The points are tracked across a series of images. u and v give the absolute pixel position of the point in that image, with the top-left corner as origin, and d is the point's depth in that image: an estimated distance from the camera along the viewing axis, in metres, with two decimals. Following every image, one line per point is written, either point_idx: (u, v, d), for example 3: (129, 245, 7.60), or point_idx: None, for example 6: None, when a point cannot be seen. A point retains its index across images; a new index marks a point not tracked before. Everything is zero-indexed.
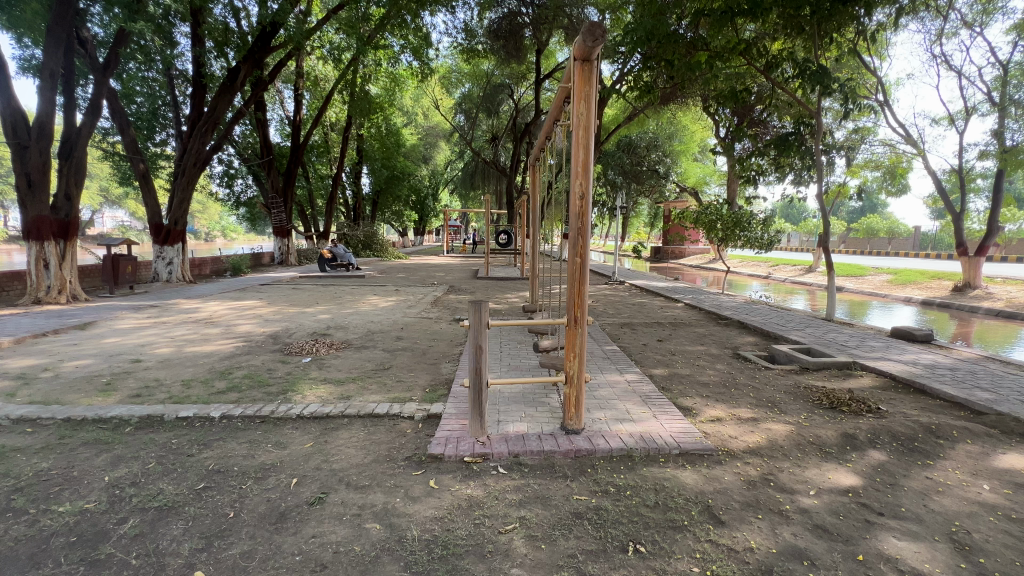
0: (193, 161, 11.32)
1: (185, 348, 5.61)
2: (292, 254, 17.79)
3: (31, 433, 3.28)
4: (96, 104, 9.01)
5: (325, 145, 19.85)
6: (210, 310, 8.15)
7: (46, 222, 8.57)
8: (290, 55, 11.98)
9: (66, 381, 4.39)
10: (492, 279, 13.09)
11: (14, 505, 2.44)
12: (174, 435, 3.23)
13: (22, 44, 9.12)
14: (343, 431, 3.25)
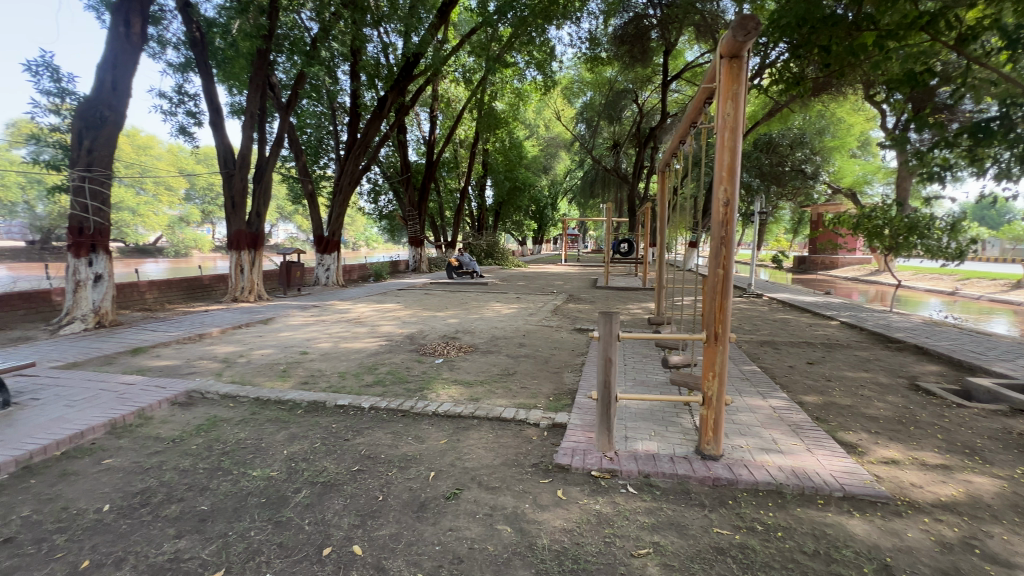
0: (349, 181, 13.00)
1: (340, 343, 6.43)
2: (424, 261, 19.37)
3: (232, 407, 4.03)
4: (280, 137, 10.84)
5: (455, 160, 21.39)
6: (358, 311, 9.24)
7: (243, 235, 10.51)
8: (428, 82, 13.12)
9: (255, 366, 5.33)
10: (613, 289, 12.80)
11: (223, 465, 3.00)
12: (334, 420, 3.71)
13: (232, 94, 11.40)
14: (473, 431, 3.42)
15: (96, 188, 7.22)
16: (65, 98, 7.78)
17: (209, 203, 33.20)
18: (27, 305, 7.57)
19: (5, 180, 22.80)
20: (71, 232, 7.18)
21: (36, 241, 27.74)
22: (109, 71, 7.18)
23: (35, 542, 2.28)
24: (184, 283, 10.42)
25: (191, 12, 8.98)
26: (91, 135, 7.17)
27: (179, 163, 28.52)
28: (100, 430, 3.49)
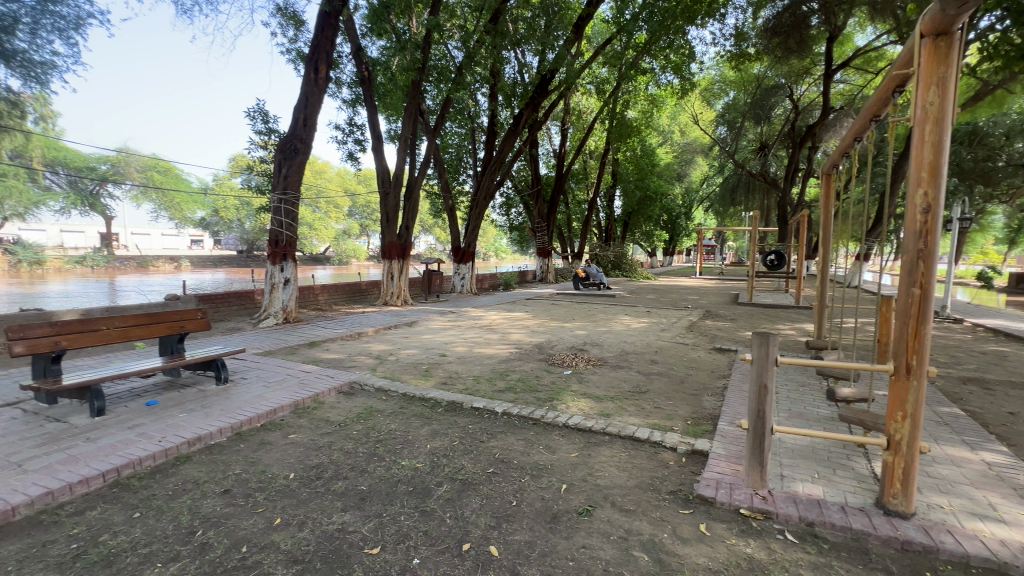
0: (484, 195, 13.82)
1: (474, 348, 6.82)
2: (551, 272, 19.69)
3: (385, 399, 4.52)
4: (427, 158, 11.97)
5: (584, 172, 21.45)
6: (490, 318, 9.72)
7: (394, 246, 11.81)
8: (562, 96, 13.37)
9: (403, 364, 5.92)
10: (758, 306, 11.53)
11: (378, 451, 3.38)
12: (470, 421, 3.92)
13: (390, 122, 12.97)
14: (605, 447, 3.34)
15: (289, 208, 8.79)
16: (271, 135, 9.62)
17: (367, 218, 38.10)
18: (238, 302, 9.45)
19: (227, 202, 29.01)
20: (270, 243, 8.82)
21: (245, 250, 34.70)
22: (302, 110, 8.68)
23: (244, 496, 2.80)
24: (346, 287, 12.07)
25: (361, 55, 10.44)
26: (286, 164, 8.73)
27: (346, 185, 33.28)
28: (286, 409, 4.19)
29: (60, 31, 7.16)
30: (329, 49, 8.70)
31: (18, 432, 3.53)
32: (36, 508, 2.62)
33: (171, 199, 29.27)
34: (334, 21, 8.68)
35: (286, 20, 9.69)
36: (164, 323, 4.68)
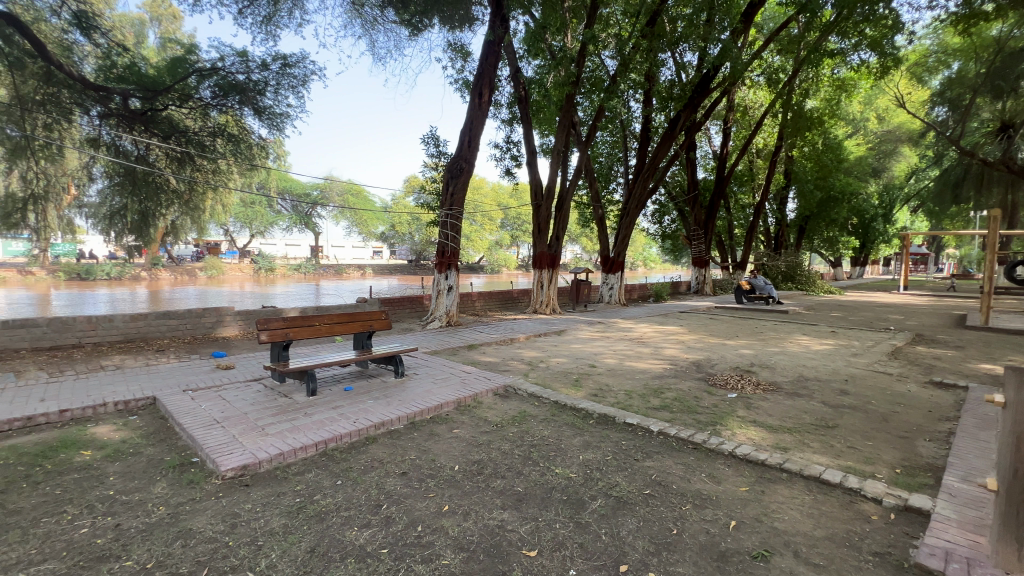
0: (636, 203, 13.41)
1: (625, 361, 6.62)
2: (708, 283, 18.16)
3: (538, 405, 4.65)
4: (579, 168, 12.10)
5: (749, 173, 19.41)
6: (641, 331, 9.34)
7: (544, 256, 12.18)
8: (726, 92, 12.29)
9: (553, 372, 6.04)
10: (998, 332, 8.97)
11: (533, 456, 3.49)
12: (623, 437, 3.81)
13: (543, 137, 13.50)
14: (783, 486, 2.93)
15: (454, 222, 9.72)
16: (440, 157, 10.80)
17: (518, 229, 40.01)
18: (411, 305, 10.76)
19: (402, 218, 33.36)
20: (437, 254, 9.84)
21: (415, 260, 39.45)
22: (467, 133, 9.54)
23: (418, 480, 3.14)
24: (500, 295, 12.84)
25: (519, 76, 11.10)
26: (453, 183, 9.67)
27: (499, 199, 35.51)
28: (451, 405, 4.60)
29: (293, 87, 9.03)
30: (492, 74, 9.43)
31: (261, 402, 4.53)
32: (273, 464, 3.32)
33: (360, 217, 34.82)
34: (497, 49, 9.40)
35: (456, 55, 10.82)
36: (357, 321, 5.54)
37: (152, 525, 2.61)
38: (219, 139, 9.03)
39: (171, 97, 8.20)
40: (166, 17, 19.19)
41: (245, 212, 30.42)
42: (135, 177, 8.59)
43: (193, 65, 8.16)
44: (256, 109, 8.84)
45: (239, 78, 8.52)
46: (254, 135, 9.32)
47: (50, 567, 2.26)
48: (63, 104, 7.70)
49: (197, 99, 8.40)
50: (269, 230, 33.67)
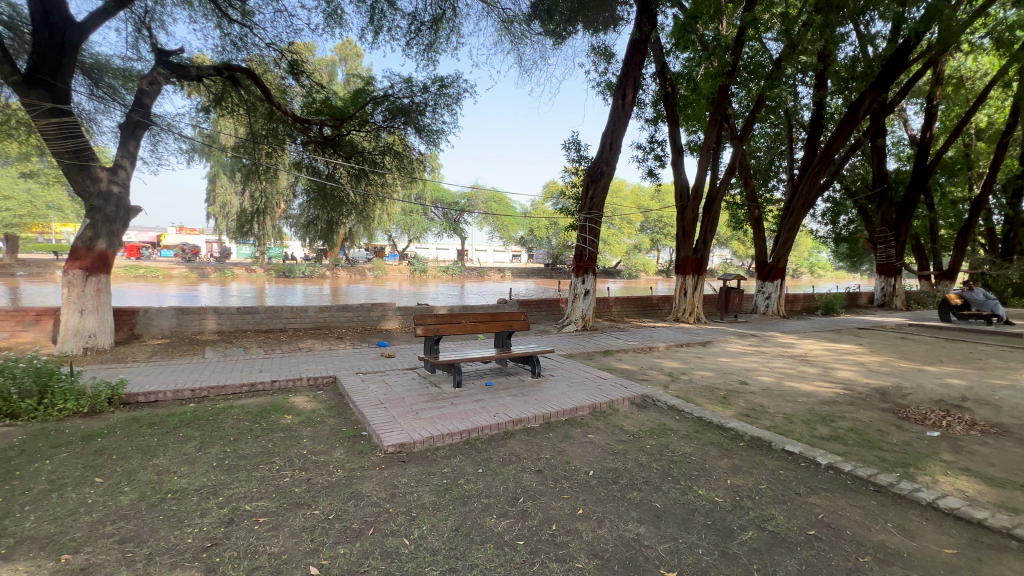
0: (802, 202, 11.77)
1: (783, 381, 5.84)
2: (897, 296, 15.10)
3: (679, 420, 4.36)
4: (732, 166, 11.07)
5: (963, 160, 15.63)
6: (805, 349, 8.14)
7: (689, 260, 11.41)
8: (931, 64, 10.10)
9: (697, 386, 5.60)
10: None
11: (673, 472, 3.29)
12: (781, 466, 3.37)
13: (691, 134, 12.66)
14: (1012, 559, 2.29)
15: (593, 226, 9.68)
16: (580, 162, 10.85)
17: (658, 232, 38.04)
18: (547, 307, 11.02)
19: (541, 222, 34.30)
20: (575, 258, 9.89)
21: (551, 264, 40.28)
22: (609, 136, 9.43)
23: (553, 480, 3.20)
24: (638, 301, 12.39)
25: (665, 72, 10.58)
26: (593, 186, 9.63)
27: (639, 201, 34.23)
28: (586, 410, 4.58)
29: (448, 105, 9.94)
30: (636, 73, 9.18)
31: (416, 389, 5.08)
32: (425, 446, 3.69)
33: (502, 223, 36.83)
34: (643, 47, 9.14)
35: (599, 58, 10.79)
36: (498, 321, 5.84)
37: (332, 483, 3.11)
38: (388, 157, 10.34)
39: (353, 123, 9.66)
40: (352, 57, 22.68)
41: (406, 220, 34.41)
42: (325, 192, 10.31)
43: (370, 94, 9.50)
44: (418, 127, 9.95)
45: (404, 102, 9.69)
46: (414, 151, 10.50)
47: (263, 503, 2.84)
48: (280, 135, 9.64)
49: (372, 124, 9.77)
50: (424, 235, 37.54)
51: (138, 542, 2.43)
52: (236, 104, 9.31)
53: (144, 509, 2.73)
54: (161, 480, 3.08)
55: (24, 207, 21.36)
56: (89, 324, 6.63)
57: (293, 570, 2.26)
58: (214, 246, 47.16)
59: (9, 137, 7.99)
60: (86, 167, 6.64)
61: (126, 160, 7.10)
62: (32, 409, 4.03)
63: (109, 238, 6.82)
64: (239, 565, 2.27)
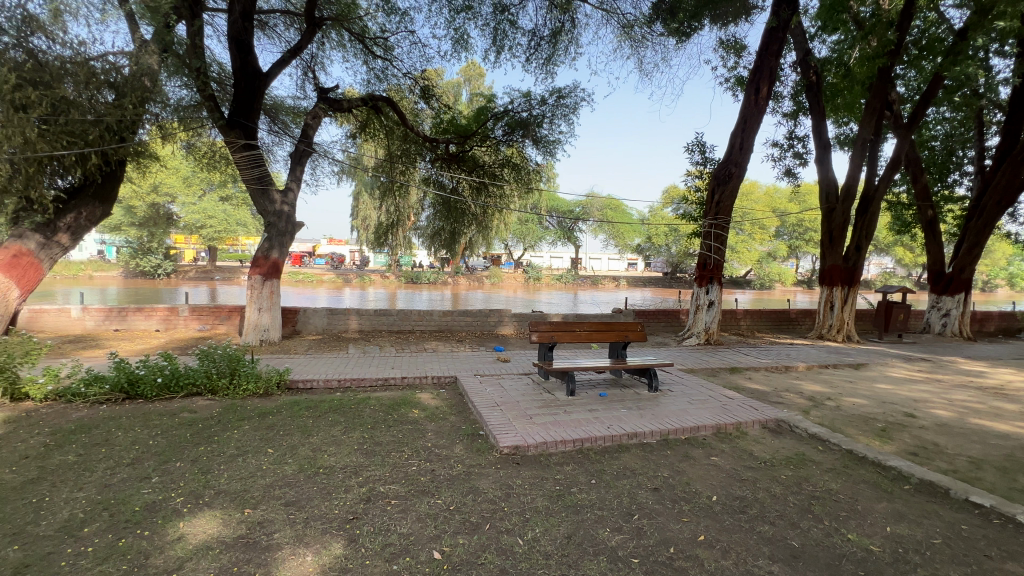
0: (997, 199, 9.63)
1: (967, 417, 4.79)
2: None
3: (822, 452, 3.84)
4: (897, 160, 9.48)
5: None
6: (1000, 379, 6.59)
7: (837, 270, 10.01)
8: None
9: (847, 415, 4.86)
10: None
11: (814, 509, 2.91)
12: (963, 520, 2.78)
13: (840, 126, 11.11)
14: None
15: (719, 232, 8.99)
16: (705, 164, 10.19)
17: (797, 238, 33.86)
18: (666, 318, 10.50)
19: (659, 229, 32.77)
20: (698, 267, 9.28)
21: (671, 273, 38.22)
22: (738, 135, 8.73)
23: (671, 500, 3.04)
24: (773, 314, 11.17)
25: (809, 59, 9.47)
26: (719, 191, 8.95)
27: (774, 203, 30.86)
28: (709, 430, 4.25)
29: (565, 115, 10.07)
30: (773, 65, 8.39)
31: (530, 394, 5.20)
32: (539, 451, 3.75)
33: (618, 230, 36.00)
34: (781, 35, 8.31)
35: (728, 51, 10.04)
36: (612, 331, 5.71)
37: (452, 477, 3.32)
38: (506, 169, 10.79)
39: (475, 139, 10.27)
40: (475, 76, 24.12)
41: (522, 228, 35.41)
42: (449, 205, 11.10)
43: (491, 111, 10.02)
44: (535, 139, 10.24)
45: (523, 115, 10.05)
46: (531, 162, 10.83)
47: (394, 487, 3.14)
48: (412, 154, 10.61)
49: (492, 139, 10.29)
50: (538, 244, 38.29)
51: (297, 507, 2.86)
52: (378, 129, 10.59)
53: (302, 480, 3.21)
54: (315, 456, 3.59)
55: (220, 224, 26.24)
56: (264, 320, 7.98)
57: (419, 551, 2.47)
58: (357, 254, 53.40)
59: (215, 169, 10.04)
60: (266, 191, 8.07)
61: (294, 183, 8.44)
62: (226, 386, 4.99)
63: (281, 249, 8.12)
64: (375, 540, 2.55)
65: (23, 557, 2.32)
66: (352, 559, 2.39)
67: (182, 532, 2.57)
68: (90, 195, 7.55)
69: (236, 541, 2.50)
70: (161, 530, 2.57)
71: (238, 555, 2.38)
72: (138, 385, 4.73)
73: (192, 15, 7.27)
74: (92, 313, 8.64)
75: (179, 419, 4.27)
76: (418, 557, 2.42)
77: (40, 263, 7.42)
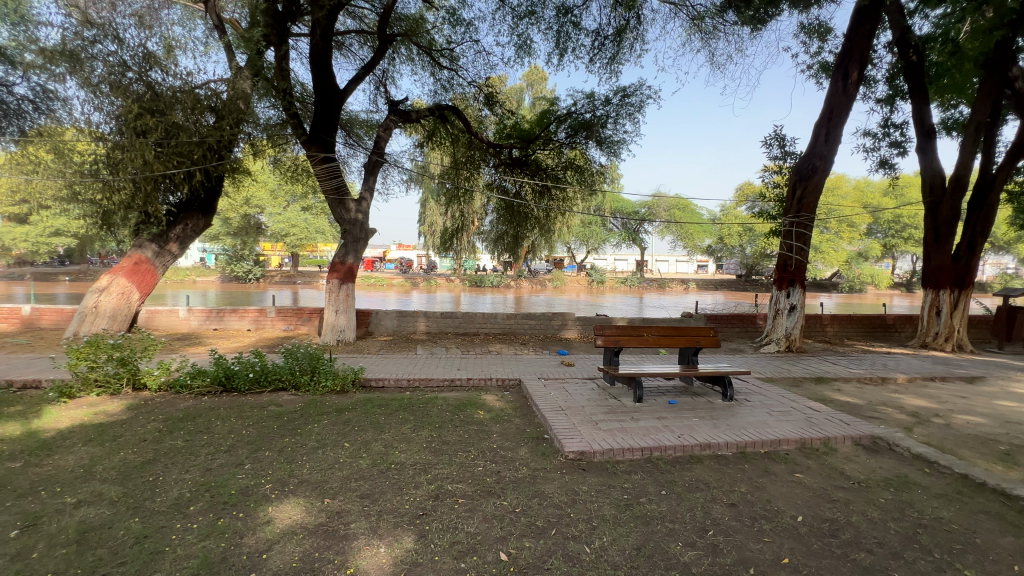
0: None
1: None
2: None
3: (930, 475, 3.42)
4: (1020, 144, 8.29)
5: None
6: None
7: (945, 271, 8.94)
8: None
9: (960, 435, 4.29)
10: None
11: (921, 540, 2.59)
12: None
13: (948, 109, 9.90)
14: None
15: (801, 231, 8.33)
16: (784, 159, 9.50)
17: (893, 235, 30.61)
18: (741, 323, 9.90)
19: (731, 229, 31.01)
20: (777, 269, 8.65)
21: (745, 276, 36.00)
22: (824, 125, 8.05)
23: (750, 518, 2.84)
24: (866, 320, 10.16)
25: (909, 38, 8.55)
26: (802, 186, 8.29)
27: (865, 198, 28.13)
28: (792, 444, 3.94)
29: (630, 114, 9.83)
30: (864, 46, 7.67)
31: (595, 399, 5.11)
32: (605, 457, 3.67)
33: (686, 231, 34.54)
34: (875, 13, 7.57)
35: (811, 36, 9.31)
36: (683, 336, 5.46)
37: (519, 479, 3.33)
38: (569, 171, 10.72)
39: (538, 143, 10.25)
40: (538, 81, 24.22)
41: (585, 231, 35.04)
42: (512, 209, 11.20)
43: (555, 114, 9.97)
44: (599, 140, 10.09)
45: (587, 116, 9.94)
46: (595, 164, 10.68)
47: (462, 487, 3.21)
48: (477, 161, 10.77)
49: (555, 141, 10.24)
50: (602, 246, 37.65)
51: (372, 499, 3.00)
52: (444, 137, 10.90)
53: (375, 474, 3.36)
54: (388, 452, 3.75)
55: (302, 233, 28.23)
56: (340, 321, 8.49)
57: (486, 552, 2.50)
58: (423, 259, 55.35)
59: (298, 181, 10.85)
60: (342, 200, 8.60)
61: (368, 193, 8.93)
62: (307, 382, 5.36)
63: (356, 255, 8.61)
64: (443, 537, 2.61)
65: (143, 528, 2.62)
66: (422, 554, 2.46)
67: (270, 516, 2.78)
68: (195, 209, 8.47)
69: (317, 528, 2.67)
70: (253, 513, 2.80)
71: (319, 542, 2.54)
72: (233, 378, 5.21)
73: (280, 41, 7.94)
74: (196, 313, 9.66)
75: (268, 412, 4.64)
76: (485, 557, 2.45)
77: (155, 269, 8.42)
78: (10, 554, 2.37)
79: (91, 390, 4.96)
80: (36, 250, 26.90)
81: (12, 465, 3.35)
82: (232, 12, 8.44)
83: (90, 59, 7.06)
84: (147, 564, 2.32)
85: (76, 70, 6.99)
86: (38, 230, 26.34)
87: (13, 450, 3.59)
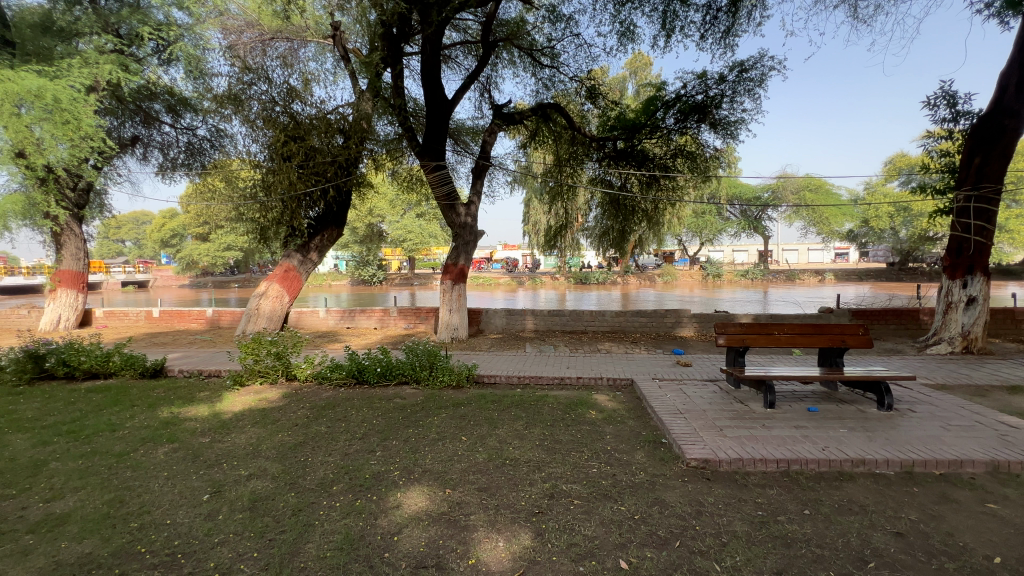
0: None
1: None
2: None
3: None
4: None
5: None
6: None
7: None
8: None
9: None
10: None
11: None
12: None
13: None
14: None
15: (982, 206, 6.83)
16: (955, 121, 7.88)
17: None
18: (898, 319, 8.44)
19: (879, 210, 26.72)
20: (948, 255, 7.21)
21: (899, 264, 30.80)
22: (1015, 73, 6.52)
23: (925, 552, 2.37)
24: None
25: None
26: (983, 150, 6.78)
27: None
28: (981, 467, 3.22)
29: (749, 90, 8.92)
30: None
31: (718, 403, 4.70)
32: (733, 468, 3.34)
33: (820, 215, 30.58)
34: None
35: None
36: (823, 335, 4.79)
37: (636, 484, 3.18)
38: (679, 159, 10.05)
39: (644, 131, 9.75)
40: (641, 67, 23.29)
41: (698, 221, 32.79)
42: (618, 203, 10.85)
43: (662, 100, 9.38)
44: (713, 122, 9.35)
45: (698, 99, 9.24)
46: (708, 148, 9.90)
47: (576, 487, 3.15)
48: (580, 156, 10.64)
49: (663, 128, 9.66)
50: (717, 237, 34.86)
51: (489, 493, 3.09)
52: (547, 136, 10.90)
53: (491, 468, 3.46)
54: (502, 448, 3.83)
55: (417, 237, 30.30)
56: (454, 320, 8.97)
57: (604, 557, 2.42)
58: (529, 258, 56.43)
59: (413, 190, 11.68)
60: (453, 205, 9.06)
61: (476, 196, 9.29)
62: (427, 377, 5.73)
63: (466, 256, 9.00)
64: (560, 538, 2.58)
65: (298, 502, 2.99)
66: (540, 552, 2.47)
67: (399, 501, 3.00)
68: (330, 221, 9.52)
69: (441, 516, 2.82)
70: (385, 497, 3.05)
71: (443, 530, 2.67)
72: (364, 372, 5.75)
73: (395, 61, 8.58)
74: (333, 313, 10.89)
75: (393, 404, 5.04)
76: (604, 563, 2.37)
77: (300, 276, 9.66)
78: (203, 514, 2.87)
79: (256, 379, 5.84)
80: (215, 263, 32.55)
81: (203, 439, 4.07)
82: (355, 41, 9.29)
83: (248, 99, 8.34)
84: (301, 535, 2.64)
85: (239, 110, 8.30)
86: (216, 246, 31.78)
87: (203, 427, 4.36)
